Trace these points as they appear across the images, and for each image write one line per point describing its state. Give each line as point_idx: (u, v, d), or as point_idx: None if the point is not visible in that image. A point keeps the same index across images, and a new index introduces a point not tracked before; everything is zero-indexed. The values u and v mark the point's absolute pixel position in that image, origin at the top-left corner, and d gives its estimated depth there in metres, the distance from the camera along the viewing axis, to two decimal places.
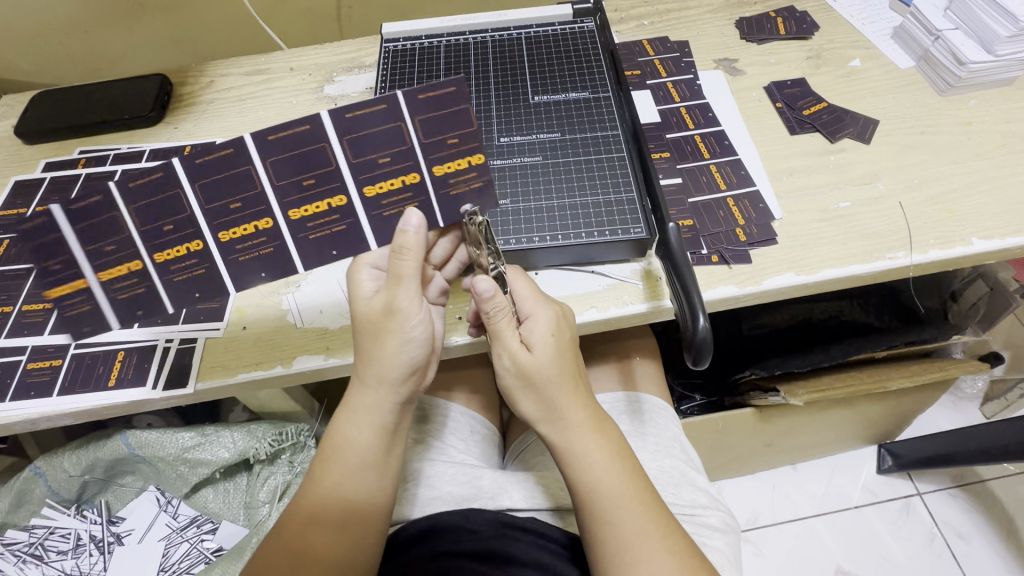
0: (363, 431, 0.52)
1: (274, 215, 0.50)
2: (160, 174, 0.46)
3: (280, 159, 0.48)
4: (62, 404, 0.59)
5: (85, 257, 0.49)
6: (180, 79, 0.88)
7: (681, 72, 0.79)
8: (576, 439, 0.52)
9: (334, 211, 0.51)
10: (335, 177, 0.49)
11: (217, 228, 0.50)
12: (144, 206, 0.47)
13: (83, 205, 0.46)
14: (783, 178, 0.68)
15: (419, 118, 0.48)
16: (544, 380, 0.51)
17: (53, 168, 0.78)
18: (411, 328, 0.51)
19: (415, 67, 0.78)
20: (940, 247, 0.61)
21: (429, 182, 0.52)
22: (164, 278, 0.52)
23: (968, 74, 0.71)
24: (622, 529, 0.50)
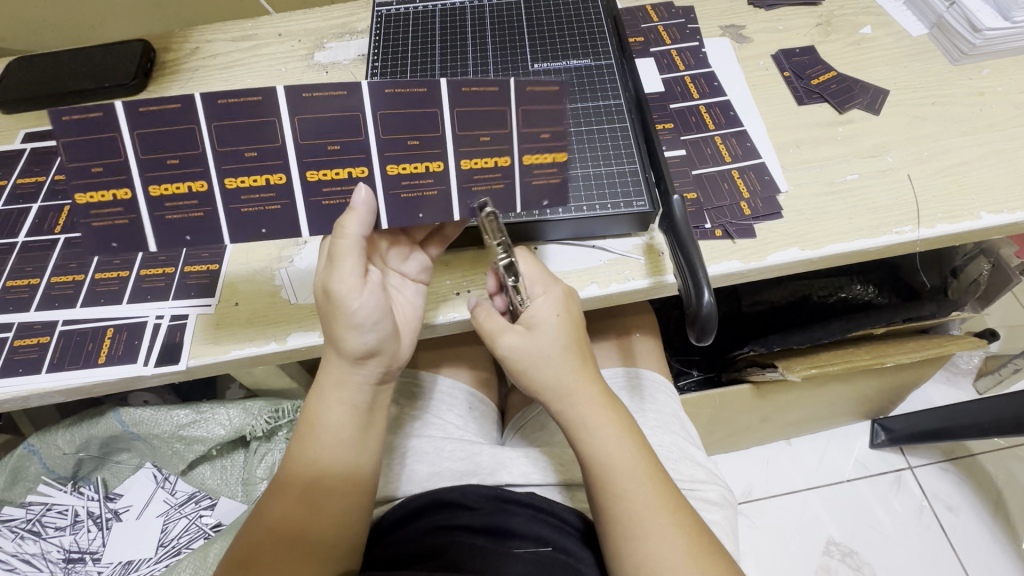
0: (332, 410, 0.51)
1: (370, 166, 0.49)
2: (257, 99, 0.45)
3: (392, 113, 0.47)
4: (52, 380, 0.58)
5: (138, 164, 0.47)
6: (164, 45, 0.84)
7: (686, 39, 0.76)
8: (587, 414, 0.52)
9: (431, 174, 0.50)
10: (438, 143, 0.48)
11: (305, 165, 0.48)
12: (230, 125, 0.46)
13: (158, 110, 0.45)
14: (789, 151, 0.66)
15: (521, 107, 0.48)
16: (551, 359, 0.51)
17: (33, 139, 0.75)
18: (356, 312, 0.48)
19: (409, 32, 0.75)
20: (948, 221, 0.60)
21: (517, 169, 0.51)
22: (229, 206, 0.49)
23: (982, 42, 0.69)
24: (632, 503, 0.50)
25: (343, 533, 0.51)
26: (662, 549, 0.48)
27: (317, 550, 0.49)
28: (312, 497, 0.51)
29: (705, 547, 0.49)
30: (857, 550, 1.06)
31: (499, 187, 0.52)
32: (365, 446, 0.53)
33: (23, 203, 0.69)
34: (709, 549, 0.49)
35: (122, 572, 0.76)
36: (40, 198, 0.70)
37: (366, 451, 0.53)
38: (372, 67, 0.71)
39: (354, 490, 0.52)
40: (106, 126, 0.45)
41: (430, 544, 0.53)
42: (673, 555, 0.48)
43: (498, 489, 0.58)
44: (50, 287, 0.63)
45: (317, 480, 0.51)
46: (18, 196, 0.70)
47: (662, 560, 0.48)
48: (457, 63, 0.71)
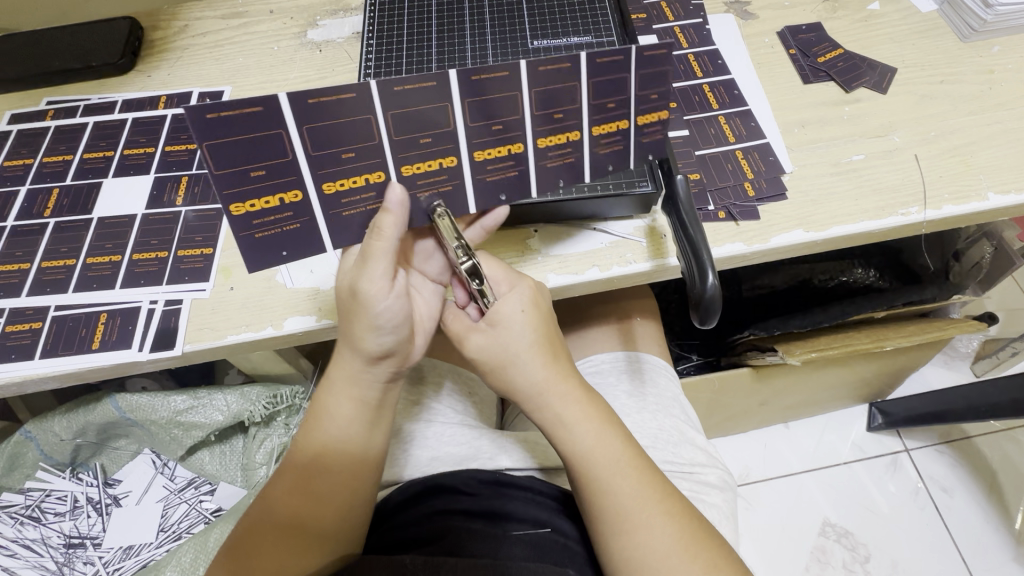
0: (342, 405, 0.51)
1: (458, 155, 0.48)
2: (353, 96, 0.43)
3: (479, 100, 0.46)
4: (45, 367, 0.57)
5: (309, 165, 0.45)
6: (151, 23, 0.81)
7: (690, 15, 0.74)
8: (566, 407, 0.51)
9: (511, 157, 0.50)
10: (517, 125, 0.48)
11: (400, 160, 0.47)
12: (405, 113, 0.45)
13: (328, 102, 0.43)
14: (794, 131, 0.64)
15: (595, 81, 0.47)
16: (520, 358, 0.50)
17: (19, 120, 0.73)
18: (379, 314, 0.47)
19: (405, 10, 0.72)
20: (955, 203, 0.59)
21: (586, 143, 0.50)
22: (405, 192, 0.49)
23: (993, 18, 0.67)
24: (617, 496, 0.50)
25: (341, 525, 0.50)
26: (650, 539, 0.48)
27: (317, 539, 0.49)
28: (311, 487, 0.50)
29: (696, 534, 0.49)
30: (852, 531, 1.08)
31: (569, 161, 0.52)
32: (372, 442, 0.52)
33: (11, 185, 0.68)
34: (701, 537, 0.49)
35: (124, 557, 0.76)
36: (28, 182, 0.68)
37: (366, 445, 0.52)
38: (367, 45, 0.69)
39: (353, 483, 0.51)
40: (269, 124, 0.42)
41: (425, 529, 0.53)
42: (662, 544, 0.48)
43: (497, 474, 0.58)
44: (40, 273, 0.62)
45: (320, 470, 0.51)
46: (6, 179, 0.69)
47: (652, 550, 0.48)
48: (455, 41, 0.69)
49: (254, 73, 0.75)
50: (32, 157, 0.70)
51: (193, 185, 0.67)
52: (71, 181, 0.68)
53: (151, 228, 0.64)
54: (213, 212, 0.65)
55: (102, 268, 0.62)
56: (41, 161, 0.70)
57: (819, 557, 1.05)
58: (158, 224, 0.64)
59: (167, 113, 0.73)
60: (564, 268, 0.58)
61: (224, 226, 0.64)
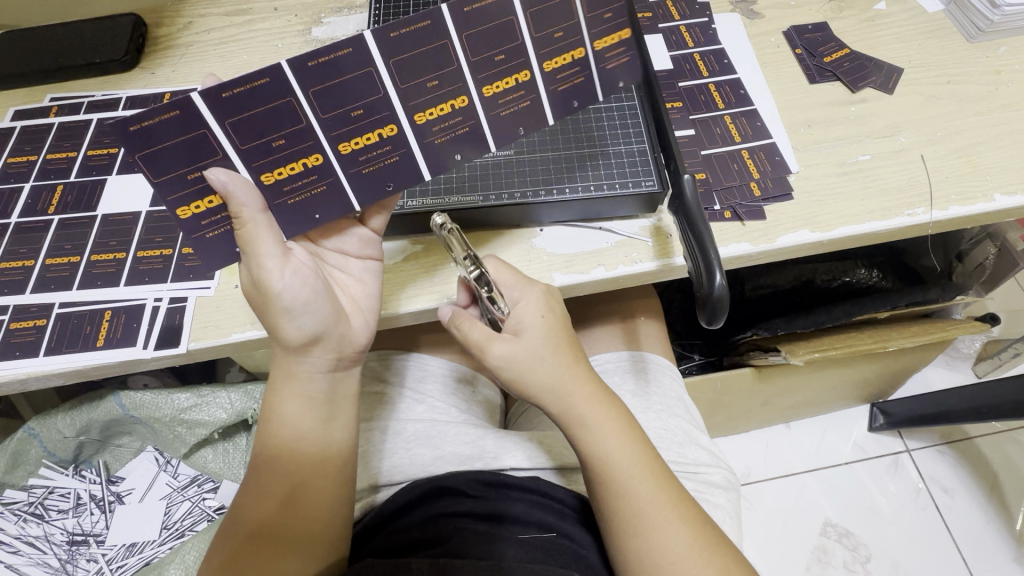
0: (289, 402, 0.51)
1: (466, 94, 0.48)
2: (266, 81, 0.41)
3: (405, 58, 0.44)
4: (50, 364, 0.57)
5: (244, 160, 0.45)
6: (155, 20, 0.81)
7: (696, 15, 0.74)
8: (588, 410, 0.51)
9: (457, 112, 0.49)
10: (455, 78, 0.46)
11: (411, 108, 0.47)
12: (328, 88, 0.43)
13: (243, 93, 0.41)
14: (800, 131, 0.64)
15: (532, 12, 0.45)
16: (545, 361, 0.51)
17: (23, 117, 0.73)
18: (285, 298, 0.47)
19: (410, 7, 0.72)
20: (961, 203, 0.59)
21: (539, 79, 0.49)
22: (349, 169, 0.49)
23: (1001, 19, 0.67)
24: (634, 499, 0.50)
25: (325, 527, 0.51)
26: (665, 544, 0.48)
27: (302, 546, 0.49)
28: (290, 494, 0.51)
29: (711, 538, 0.49)
30: (852, 531, 1.08)
31: (525, 104, 0.51)
32: (332, 437, 0.52)
33: (15, 182, 0.68)
34: (714, 542, 0.49)
35: (127, 554, 0.76)
36: (32, 178, 0.68)
37: (332, 440, 0.52)
38: None
39: (331, 483, 0.52)
40: (191, 126, 0.41)
41: (435, 531, 0.52)
42: (678, 549, 0.48)
43: (498, 475, 0.58)
44: (45, 270, 0.62)
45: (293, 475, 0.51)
46: (9, 175, 0.68)
47: (665, 554, 0.48)
48: None
49: (259, 70, 0.75)
50: (36, 154, 0.70)
51: None
52: (75, 178, 0.68)
53: (155, 226, 0.64)
54: None
55: (107, 264, 0.62)
56: (45, 157, 0.70)
57: (821, 557, 1.05)
58: (163, 221, 0.64)
59: None
60: (570, 268, 0.58)
61: None
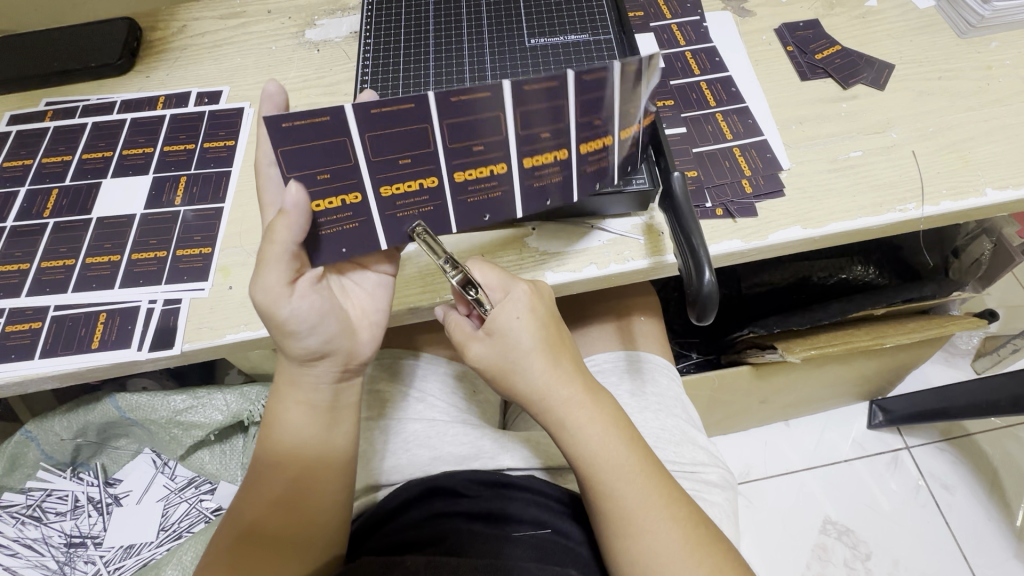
0: (290, 410, 0.51)
1: (569, 147, 0.48)
2: (410, 107, 0.43)
3: (528, 109, 0.45)
4: (45, 366, 0.57)
5: (368, 169, 0.46)
6: (150, 23, 0.81)
7: (688, 13, 0.74)
8: (570, 411, 0.51)
9: (558, 163, 0.49)
10: (562, 133, 0.47)
11: (524, 153, 0.48)
12: (460, 123, 0.45)
13: (389, 112, 0.43)
14: (791, 127, 0.64)
15: (621, 89, 0.45)
16: (520, 363, 0.50)
17: (19, 121, 0.73)
18: (286, 320, 0.47)
19: (403, 9, 0.72)
20: (953, 198, 0.59)
21: (616, 147, 0.50)
22: (457, 197, 0.50)
23: (991, 14, 0.67)
24: (623, 502, 0.50)
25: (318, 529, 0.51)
26: (655, 546, 0.48)
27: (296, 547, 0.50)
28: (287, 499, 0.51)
29: (702, 539, 0.49)
30: (853, 528, 1.08)
31: (603, 164, 0.51)
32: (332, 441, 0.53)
33: (10, 186, 0.68)
34: (706, 542, 0.49)
35: (124, 555, 0.76)
36: (27, 182, 0.69)
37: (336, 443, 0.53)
38: (365, 44, 0.69)
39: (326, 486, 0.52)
40: (335, 131, 0.43)
41: (428, 531, 0.53)
42: (668, 551, 0.48)
43: (497, 475, 0.58)
44: (39, 273, 0.62)
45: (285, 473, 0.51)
46: (5, 180, 0.69)
47: (656, 556, 0.48)
48: (453, 40, 0.69)
49: (253, 72, 0.75)
50: (31, 158, 0.70)
51: (191, 185, 0.67)
52: (70, 181, 0.68)
53: (150, 229, 0.64)
54: (212, 211, 0.65)
55: (102, 267, 0.62)
56: (41, 161, 0.70)
57: (820, 555, 1.05)
58: (157, 224, 0.65)
59: (166, 113, 0.73)
60: (562, 265, 0.58)
61: (223, 225, 0.64)
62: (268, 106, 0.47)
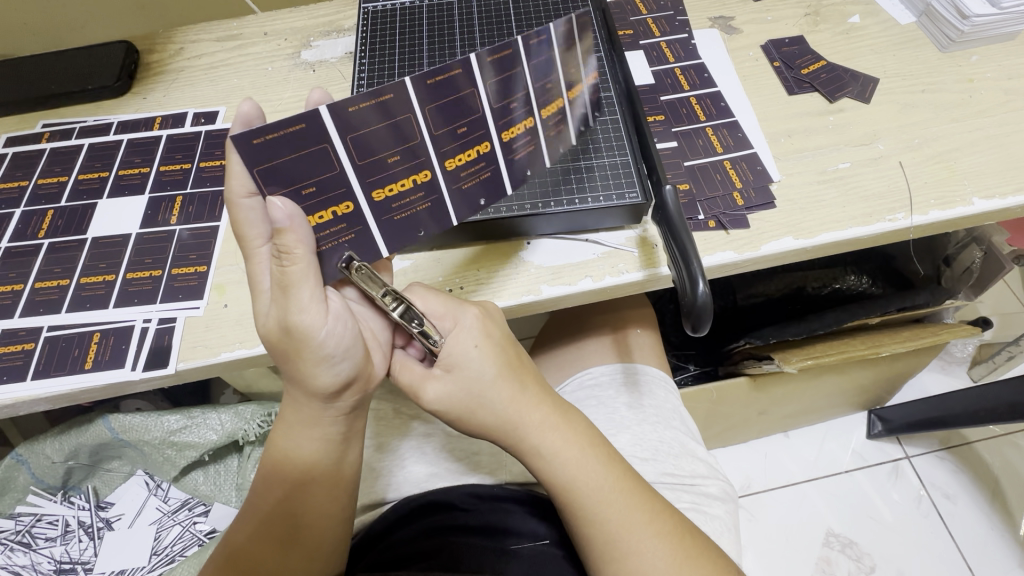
0: (306, 444, 0.49)
1: (534, 114, 0.49)
2: (390, 97, 0.42)
3: (496, 82, 0.45)
4: (37, 388, 0.56)
5: (358, 174, 0.44)
6: (147, 46, 0.83)
7: (676, 31, 0.76)
8: (542, 436, 0.50)
9: (529, 134, 0.50)
10: (526, 102, 0.48)
11: (502, 127, 0.48)
12: (441, 105, 0.44)
13: (370, 107, 0.41)
14: (780, 140, 0.66)
15: (564, 50, 0.47)
16: (485, 394, 0.49)
17: (15, 144, 0.74)
18: (325, 344, 0.44)
19: (397, 30, 0.74)
20: (941, 208, 0.60)
21: (570, 108, 0.52)
22: (451, 187, 0.49)
23: (971, 29, 0.68)
24: (608, 524, 0.49)
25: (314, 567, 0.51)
26: (645, 565, 0.48)
27: None
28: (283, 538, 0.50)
29: (692, 552, 0.49)
30: (856, 541, 1.07)
31: (562, 130, 0.53)
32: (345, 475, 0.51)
33: (5, 207, 0.68)
34: (695, 554, 0.49)
35: None
36: (22, 204, 0.69)
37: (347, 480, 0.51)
38: (359, 64, 0.70)
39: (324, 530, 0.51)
40: (316, 138, 0.40)
41: (422, 546, 0.52)
42: (658, 567, 0.48)
43: (493, 489, 0.58)
44: (33, 294, 0.62)
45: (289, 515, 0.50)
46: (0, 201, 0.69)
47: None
48: (446, 59, 0.70)
49: (249, 93, 0.76)
50: (27, 180, 0.71)
51: (187, 204, 0.67)
52: (66, 203, 0.68)
53: (145, 248, 0.64)
54: (207, 229, 0.65)
55: (96, 287, 0.62)
56: (37, 183, 0.70)
57: (824, 569, 1.04)
58: (153, 243, 0.65)
59: (162, 134, 0.74)
60: (557, 279, 0.58)
61: (218, 243, 0.64)
62: (242, 126, 0.41)
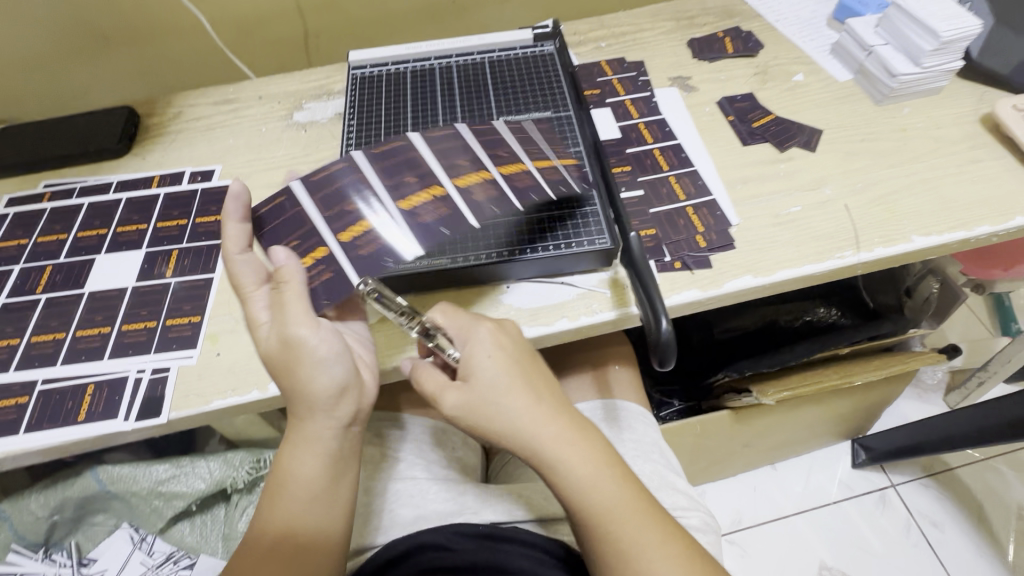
0: (306, 463, 0.49)
1: (484, 169, 0.61)
2: (368, 169, 0.59)
3: (449, 151, 0.62)
4: (29, 441, 0.58)
5: (327, 222, 0.56)
6: (147, 111, 0.88)
7: (639, 90, 0.83)
8: (561, 450, 0.50)
9: (483, 181, 0.60)
10: (477, 163, 0.61)
11: (454, 177, 0.60)
12: (406, 169, 0.60)
13: (359, 177, 0.59)
14: (737, 187, 0.71)
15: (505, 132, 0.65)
16: (498, 402, 0.49)
17: (16, 204, 0.77)
18: (318, 348, 0.48)
19: (383, 94, 0.80)
20: (885, 245, 0.65)
21: (534, 171, 0.63)
22: (415, 223, 0.56)
23: (899, 86, 0.77)
24: (624, 545, 0.50)
25: None
26: None
27: None
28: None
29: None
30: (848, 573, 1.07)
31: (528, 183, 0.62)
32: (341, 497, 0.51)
33: (5, 265, 0.71)
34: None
35: None
36: (22, 261, 0.71)
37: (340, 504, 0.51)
38: (348, 126, 0.76)
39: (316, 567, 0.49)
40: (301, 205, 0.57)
41: None
42: None
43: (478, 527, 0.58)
44: (29, 347, 0.64)
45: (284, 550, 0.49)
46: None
47: None
48: (428, 120, 0.76)
49: (244, 152, 0.81)
50: (27, 238, 0.74)
51: (183, 257, 0.70)
52: (64, 258, 0.71)
53: (141, 300, 0.67)
54: (201, 281, 0.68)
55: (92, 339, 0.64)
56: (36, 240, 0.73)
57: None
58: (149, 295, 0.67)
59: (160, 192, 0.78)
60: (536, 320, 0.62)
61: (212, 293, 0.67)
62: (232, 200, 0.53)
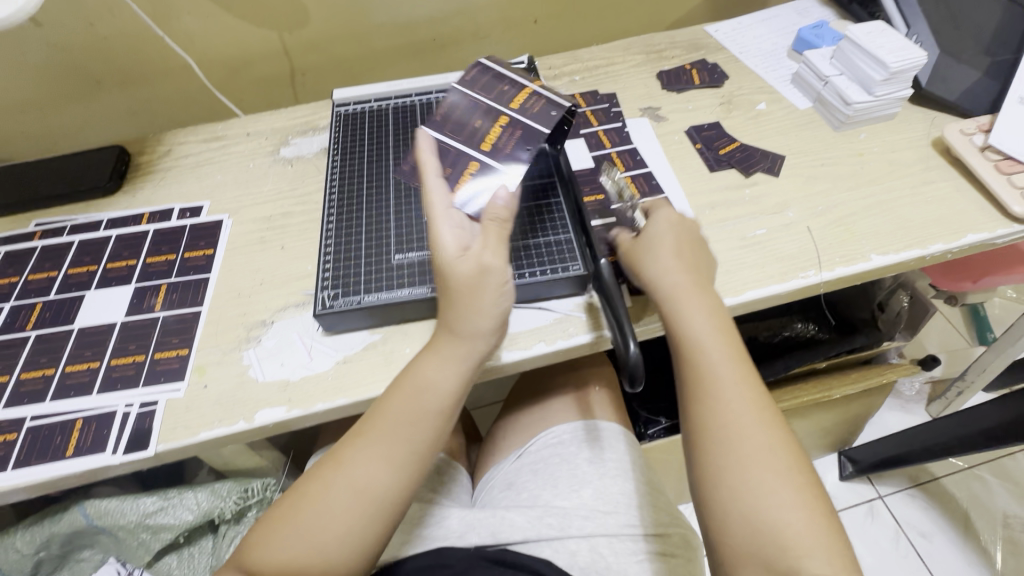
0: (440, 375, 0.56)
1: (499, 119, 0.69)
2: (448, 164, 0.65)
3: (458, 117, 0.69)
4: (18, 477, 0.59)
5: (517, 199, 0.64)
6: (137, 150, 0.91)
7: (611, 121, 0.87)
8: (725, 366, 0.54)
9: (507, 125, 0.68)
10: (489, 116, 0.69)
11: (489, 127, 0.68)
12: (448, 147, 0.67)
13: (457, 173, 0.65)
14: (705, 212, 0.75)
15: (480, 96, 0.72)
16: (692, 301, 0.58)
17: (7, 243, 0.79)
18: (506, 280, 0.56)
19: (366, 130, 0.84)
20: (845, 264, 0.68)
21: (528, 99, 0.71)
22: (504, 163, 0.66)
23: (854, 112, 0.81)
24: (755, 476, 0.49)
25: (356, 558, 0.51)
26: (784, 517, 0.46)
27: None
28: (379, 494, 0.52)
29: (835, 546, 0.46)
30: None
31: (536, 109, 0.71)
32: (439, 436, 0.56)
33: None
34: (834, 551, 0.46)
35: None
36: (12, 299, 0.73)
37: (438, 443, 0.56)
38: (332, 163, 0.79)
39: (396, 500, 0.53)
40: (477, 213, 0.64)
41: None
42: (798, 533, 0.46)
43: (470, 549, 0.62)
44: (18, 384, 0.65)
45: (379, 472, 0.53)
46: None
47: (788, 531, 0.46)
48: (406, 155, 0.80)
49: (232, 188, 0.84)
50: (17, 276, 0.75)
51: (171, 291, 0.72)
52: (54, 295, 0.73)
53: (131, 334, 0.69)
54: (189, 314, 0.70)
55: (80, 374, 0.66)
56: (26, 278, 0.75)
57: None
58: (138, 329, 0.69)
59: (148, 228, 0.80)
60: (514, 345, 0.64)
61: (200, 326, 0.69)
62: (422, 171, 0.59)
